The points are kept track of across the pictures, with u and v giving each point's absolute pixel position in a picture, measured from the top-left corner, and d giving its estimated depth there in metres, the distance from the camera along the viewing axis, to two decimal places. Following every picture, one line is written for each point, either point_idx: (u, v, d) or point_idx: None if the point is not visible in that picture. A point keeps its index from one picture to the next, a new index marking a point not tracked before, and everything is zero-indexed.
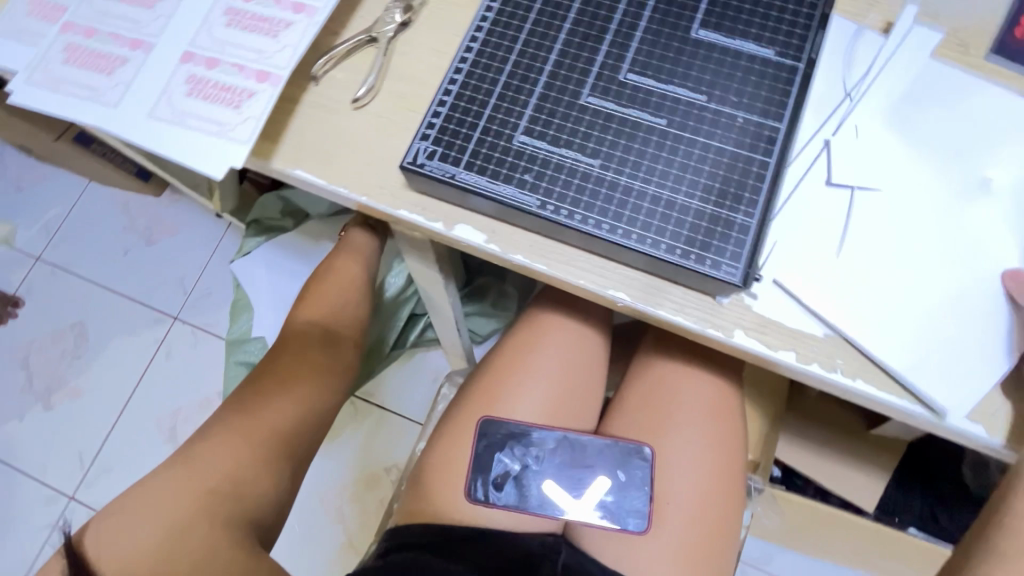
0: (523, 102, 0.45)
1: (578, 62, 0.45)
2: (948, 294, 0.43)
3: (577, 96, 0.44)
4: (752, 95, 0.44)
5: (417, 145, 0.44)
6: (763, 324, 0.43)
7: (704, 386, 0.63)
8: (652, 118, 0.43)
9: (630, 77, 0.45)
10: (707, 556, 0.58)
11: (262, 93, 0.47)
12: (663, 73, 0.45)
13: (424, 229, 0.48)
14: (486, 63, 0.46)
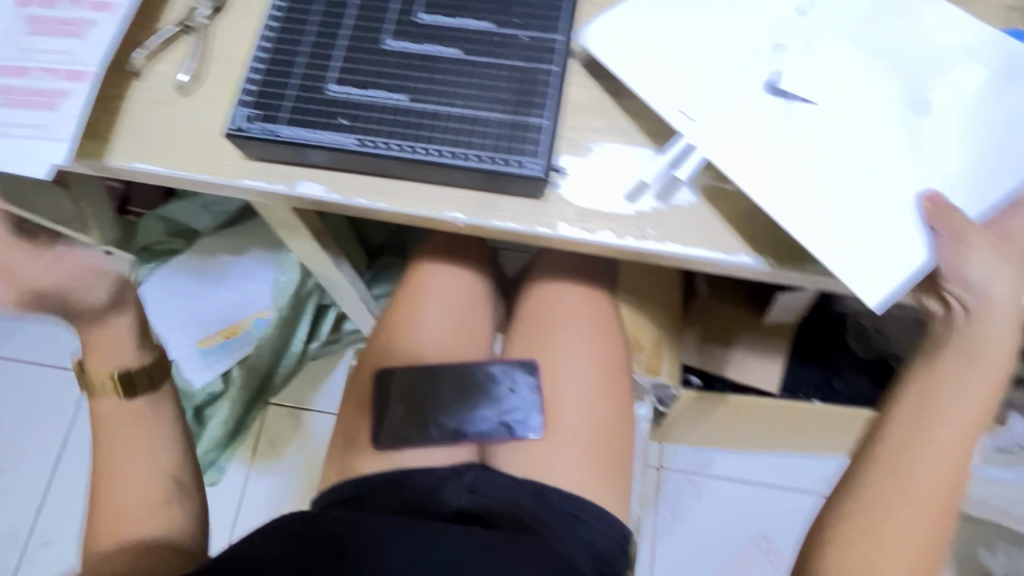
0: (330, 56, 0.48)
1: (375, 11, 0.49)
2: (772, 139, 0.45)
3: (379, 42, 0.49)
4: (532, 15, 0.49)
5: (237, 112, 0.47)
6: (583, 213, 0.49)
7: (579, 300, 0.69)
8: (449, 49, 0.48)
9: (424, 18, 0.49)
10: (606, 445, 0.64)
11: (75, 91, 0.48)
12: (452, 9, 0.49)
13: (268, 193, 0.51)
14: (290, 26, 0.49)
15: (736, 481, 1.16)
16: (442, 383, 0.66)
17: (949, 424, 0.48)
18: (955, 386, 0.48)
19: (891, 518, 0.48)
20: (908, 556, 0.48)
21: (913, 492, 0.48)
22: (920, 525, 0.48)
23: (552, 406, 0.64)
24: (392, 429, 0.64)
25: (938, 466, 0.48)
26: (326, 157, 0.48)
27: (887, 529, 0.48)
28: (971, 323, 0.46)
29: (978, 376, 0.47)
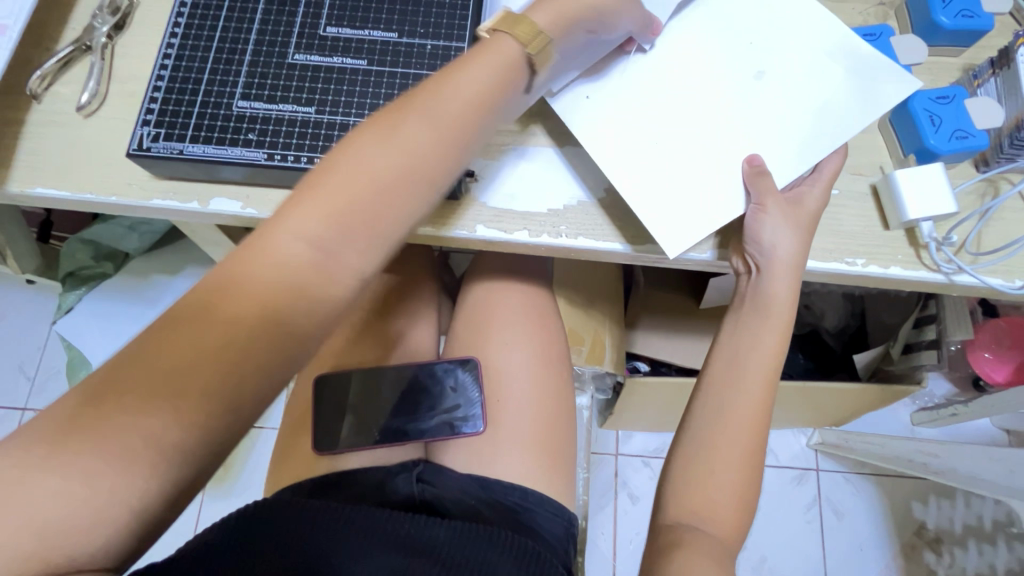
0: (235, 71, 0.48)
1: (279, 25, 0.49)
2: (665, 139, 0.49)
3: (284, 56, 0.49)
4: (436, 23, 0.50)
5: (140, 132, 0.47)
6: (498, 213, 0.50)
7: (515, 296, 0.71)
8: (355, 61, 0.49)
9: (329, 30, 0.50)
10: (545, 433, 0.66)
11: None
12: (357, 20, 0.50)
13: (182, 212, 0.50)
14: (192, 43, 0.49)
15: None
16: (385, 386, 0.66)
17: (744, 376, 0.48)
18: (756, 340, 0.49)
19: (697, 460, 0.47)
20: (729, 488, 0.46)
21: (721, 445, 0.47)
22: (733, 472, 0.47)
23: (492, 400, 0.66)
24: (334, 434, 0.64)
25: (719, 429, 0.48)
26: (236, 173, 0.48)
27: (711, 475, 0.47)
28: (762, 281, 0.48)
29: (778, 326, 0.49)
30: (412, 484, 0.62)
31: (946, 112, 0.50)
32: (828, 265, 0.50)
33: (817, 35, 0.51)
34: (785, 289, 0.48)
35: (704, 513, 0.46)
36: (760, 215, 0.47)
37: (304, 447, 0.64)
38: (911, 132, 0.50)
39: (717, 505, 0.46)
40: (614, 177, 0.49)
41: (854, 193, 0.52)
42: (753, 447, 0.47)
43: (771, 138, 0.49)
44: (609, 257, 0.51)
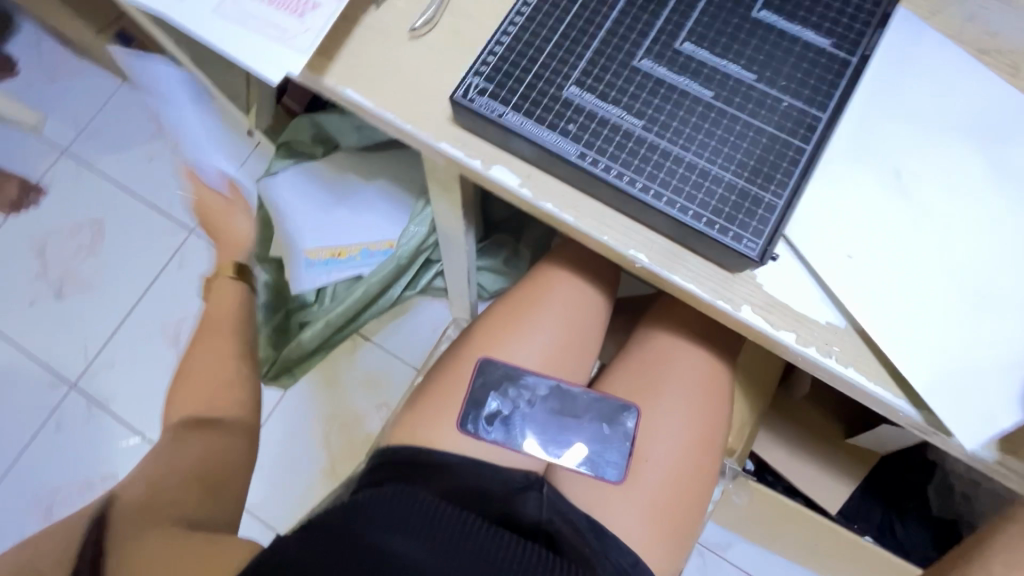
0: (579, 53, 0.46)
1: (638, 22, 0.46)
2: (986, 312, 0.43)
3: (632, 56, 0.46)
4: (801, 81, 0.45)
5: (469, 80, 0.46)
6: (772, 303, 0.45)
7: (698, 364, 0.66)
8: (702, 90, 0.45)
9: (686, 46, 0.46)
10: (675, 515, 0.61)
11: (325, 6, 0.48)
12: (718, 46, 0.46)
13: (462, 166, 0.49)
14: (548, 8, 0.47)
15: (747, 574, 1.12)
16: (540, 395, 0.63)
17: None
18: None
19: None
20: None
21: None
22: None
23: (637, 458, 0.62)
24: (477, 416, 0.62)
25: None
26: (534, 153, 0.46)
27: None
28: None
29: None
30: (539, 503, 0.61)
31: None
32: None
33: None
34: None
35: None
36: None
37: (444, 413, 0.64)
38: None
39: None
40: (918, 330, 0.43)
41: None
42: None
43: None
44: (871, 402, 0.44)
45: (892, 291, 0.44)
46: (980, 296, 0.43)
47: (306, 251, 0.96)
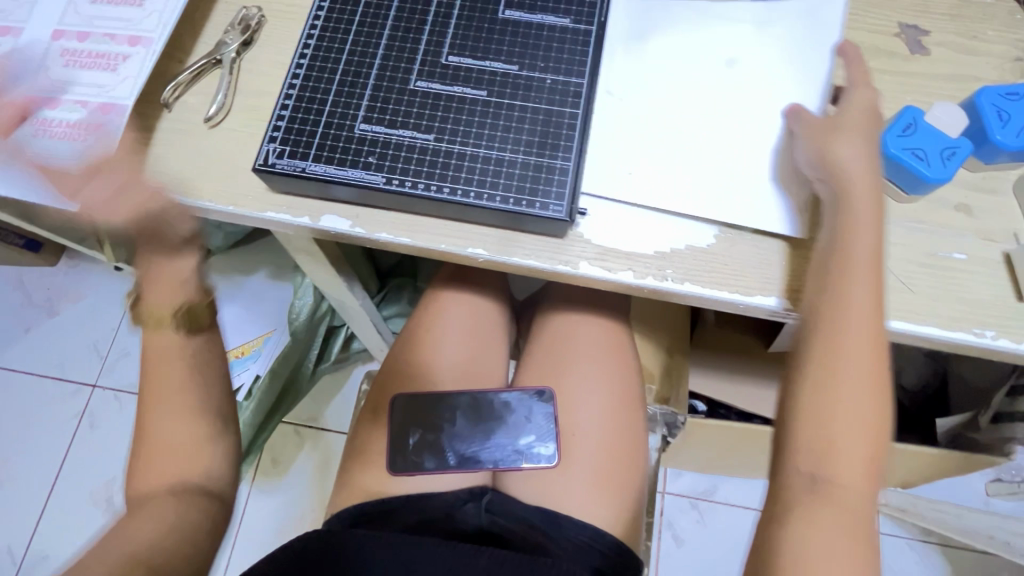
0: (359, 94, 0.49)
1: (404, 52, 0.51)
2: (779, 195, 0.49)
3: (407, 82, 0.50)
4: (557, 58, 0.50)
5: (267, 148, 0.48)
6: (603, 252, 0.49)
7: (594, 328, 0.69)
8: (477, 92, 0.49)
9: (451, 58, 0.50)
10: (620, 474, 0.63)
11: (110, 122, 0.51)
12: (479, 51, 0.51)
13: (294, 226, 0.51)
14: (320, 64, 0.50)
15: (740, 507, 1.16)
16: (459, 411, 0.67)
17: (856, 283, 0.43)
18: (845, 255, 0.44)
19: (822, 390, 0.42)
20: (860, 423, 0.42)
21: (837, 368, 0.42)
22: (860, 396, 0.42)
23: (566, 435, 0.65)
24: (407, 456, 0.64)
25: (836, 337, 0.43)
26: (350, 193, 0.49)
27: (830, 400, 0.42)
28: (839, 175, 0.45)
29: (870, 219, 0.44)
30: (482, 509, 0.63)
31: (922, 140, 0.48)
32: (956, 335, 0.47)
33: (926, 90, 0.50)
34: (858, 179, 0.45)
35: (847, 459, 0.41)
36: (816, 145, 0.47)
37: (376, 461, 0.65)
38: (908, 174, 0.48)
39: (856, 441, 0.42)
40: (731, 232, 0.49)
41: (984, 259, 0.49)
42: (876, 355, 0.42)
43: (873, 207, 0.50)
44: (716, 305, 0.49)
45: (701, 206, 0.49)
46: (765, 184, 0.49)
47: None
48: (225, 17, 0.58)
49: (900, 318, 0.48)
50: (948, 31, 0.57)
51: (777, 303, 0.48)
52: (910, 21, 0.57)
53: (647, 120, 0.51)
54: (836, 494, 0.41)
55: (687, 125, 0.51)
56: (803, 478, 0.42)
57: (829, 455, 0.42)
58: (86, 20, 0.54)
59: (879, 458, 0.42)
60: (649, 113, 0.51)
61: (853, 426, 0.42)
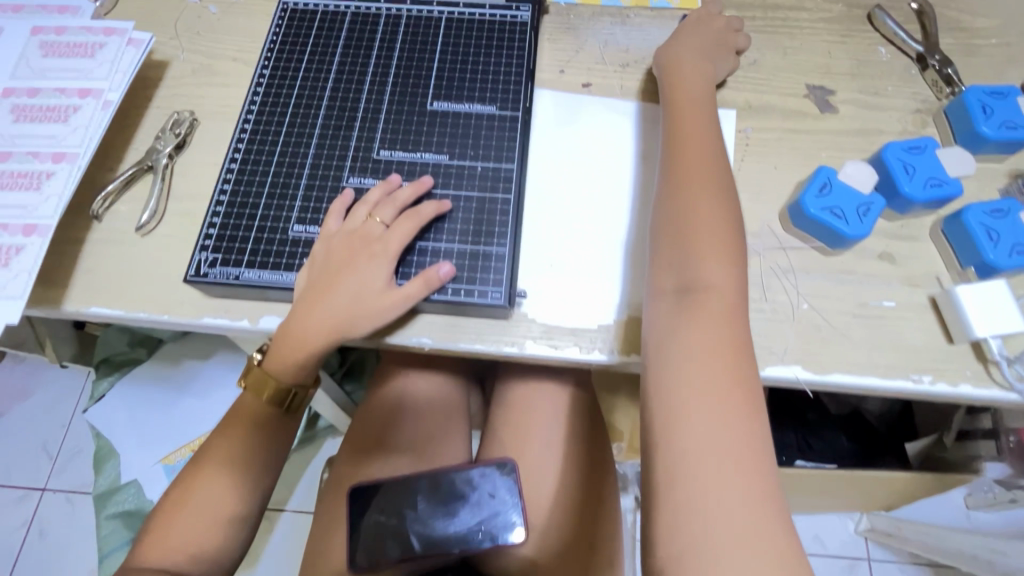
0: (292, 195, 0.50)
1: (335, 150, 0.51)
2: None
3: (339, 179, 0.50)
4: (486, 146, 0.52)
5: (198, 257, 0.48)
6: (548, 329, 0.50)
7: (555, 395, 0.69)
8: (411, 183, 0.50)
9: (382, 153, 0.51)
10: (588, 541, 0.64)
11: (29, 246, 0.48)
12: (409, 144, 0.52)
13: (232, 329, 0.50)
14: (251, 168, 0.51)
15: None
16: (420, 494, 0.62)
17: (714, 285, 0.43)
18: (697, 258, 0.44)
19: (680, 435, 0.39)
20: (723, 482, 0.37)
21: (713, 385, 0.40)
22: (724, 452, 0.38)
23: (534, 508, 0.64)
24: (370, 550, 0.61)
25: (705, 356, 0.41)
26: (289, 296, 0.48)
27: (690, 418, 0.39)
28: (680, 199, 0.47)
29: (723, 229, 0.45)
30: None
31: (838, 198, 0.51)
32: (894, 383, 0.48)
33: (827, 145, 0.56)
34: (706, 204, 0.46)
35: (715, 483, 0.37)
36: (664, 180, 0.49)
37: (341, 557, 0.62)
38: (827, 230, 0.51)
39: (727, 464, 0.37)
40: None
41: (913, 304, 0.51)
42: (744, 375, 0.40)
43: (802, 262, 0.52)
44: None
45: (639, 279, 0.51)
46: None
47: (162, 459, 0.88)
48: (156, 121, 0.58)
49: (841, 371, 0.49)
50: (852, 88, 0.61)
51: None
52: (817, 81, 0.61)
53: (578, 201, 0.54)
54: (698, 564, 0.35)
55: (616, 206, 0.54)
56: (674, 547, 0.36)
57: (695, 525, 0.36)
58: (8, 139, 0.52)
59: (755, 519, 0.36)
60: (579, 195, 0.54)
61: (717, 451, 0.38)
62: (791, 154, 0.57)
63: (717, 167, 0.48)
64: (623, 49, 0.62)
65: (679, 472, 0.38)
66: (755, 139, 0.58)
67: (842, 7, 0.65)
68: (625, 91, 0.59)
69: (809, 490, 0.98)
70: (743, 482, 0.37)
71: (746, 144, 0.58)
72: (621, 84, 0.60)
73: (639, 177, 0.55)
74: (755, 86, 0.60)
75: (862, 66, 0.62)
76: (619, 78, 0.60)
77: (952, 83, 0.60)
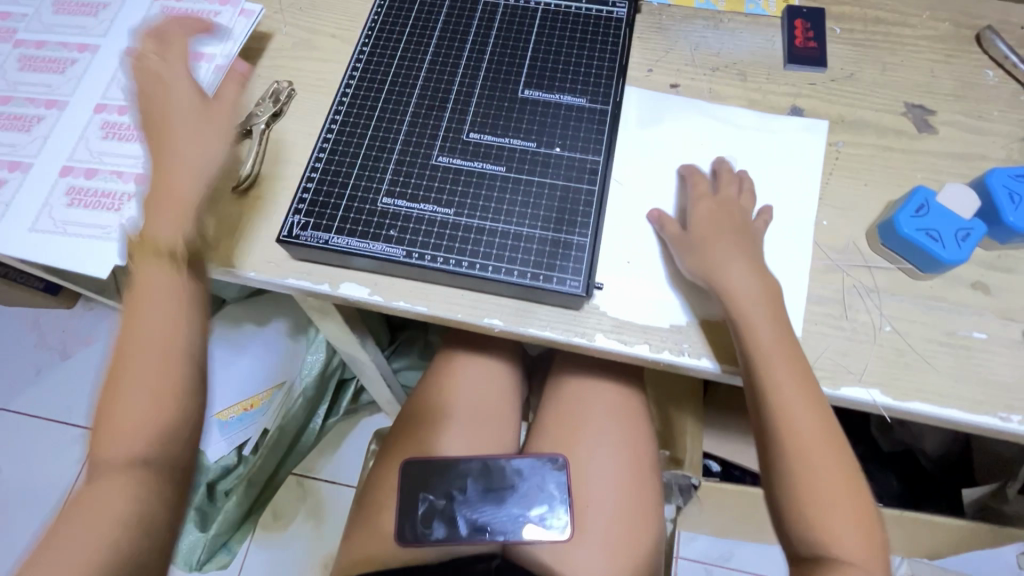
0: (383, 168, 0.51)
1: (426, 128, 0.53)
2: (784, 274, 0.51)
3: (429, 157, 0.52)
4: (574, 137, 0.52)
5: (291, 220, 0.50)
6: (619, 324, 0.50)
7: (607, 394, 0.69)
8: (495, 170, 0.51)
9: (472, 135, 0.53)
10: (633, 541, 0.62)
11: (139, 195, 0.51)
12: (499, 129, 0.53)
13: (314, 292, 0.52)
14: (346, 139, 0.53)
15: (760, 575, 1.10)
16: (469, 478, 0.64)
17: (792, 401, 0.45)
18: (768, 360, 0.45)
19: (790, 436, 0.45)
20: (825, 470, 0.45)
21: (828, 518, 0.44)
22: (821, 446, 0.45)
23: (580, 506, 0.63)
24: (416, 525, 0.63)
25: (810, 487, 0.44)
26: (371, 264, 0.50)
27: (794, 429, 0.45)
28: (715, 278, 0.48)
29: (768, 316, 0.46)
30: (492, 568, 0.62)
31: (936, 221, 0.49)
32: (979, 419, 0.46)
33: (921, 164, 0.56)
34: (743, 286, 0.47)
35: (821, 483, 0.44)
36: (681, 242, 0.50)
37: (383, 523, 0.64)
38: (921, 253, 0.49)
39: (825, 461, 0.45)
40: None
41: (1005, 339, 0.49)
42: (847, 487, 0.45)
43: (886, 283, 0.51)
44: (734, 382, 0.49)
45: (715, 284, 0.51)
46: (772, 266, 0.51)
47: (216, 413, 0.89)
48: (257, 89, 0.61)
49: (922, 400, 0.47)
50: (953, 110, 0.58)
51: None
52: (916, 100, 0.59)
53: (659, 200, 0.54)
54: (837, 543, 0.43)
55: None
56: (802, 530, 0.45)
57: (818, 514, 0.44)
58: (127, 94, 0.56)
59: (854, 492, 0.45)
60: (661, 195, 0.54)
61: (820, 460, 0.45)
62: (883, 172, 0.55)
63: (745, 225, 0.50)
64: (714, 53, 0.61)
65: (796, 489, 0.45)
66: (846, 154, 0.56)
67: (949, 25, 0.62)
68: (711, 95, 0.59)
69: None
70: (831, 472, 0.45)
71: (837, 158, 0.56)
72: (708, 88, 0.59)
73: None
74: (849, 101, 0.59)
75: (966, 89, 0.59)
76: (707, 81, 0.60)
77: None
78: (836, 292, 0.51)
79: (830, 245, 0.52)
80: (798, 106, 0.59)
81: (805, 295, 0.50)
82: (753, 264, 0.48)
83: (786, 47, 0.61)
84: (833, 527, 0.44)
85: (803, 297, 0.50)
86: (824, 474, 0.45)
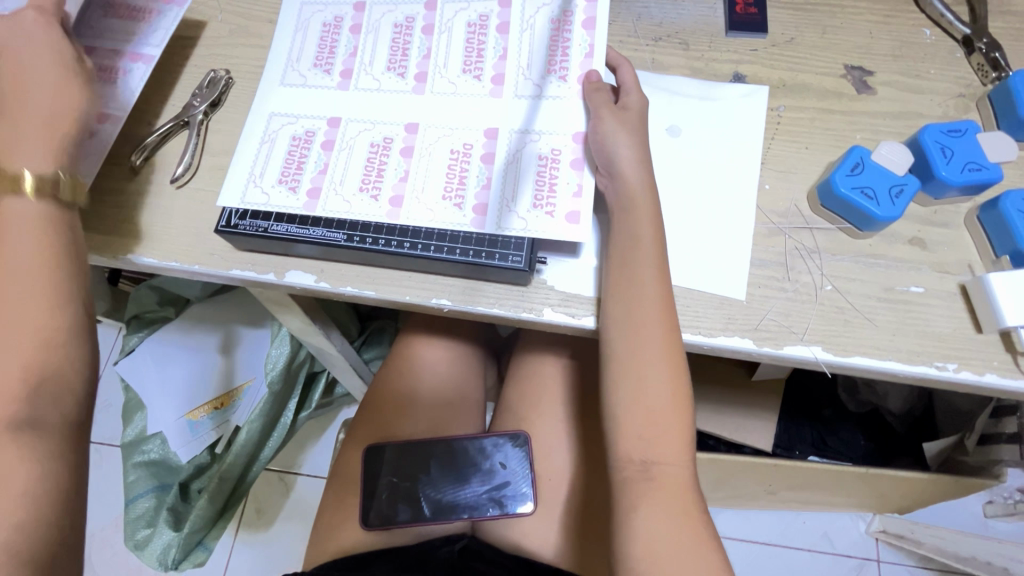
0: (334, 151, 0.53)
1: (378, 107, 0.54)
2: (726, 237, 0.52)
3: (379, 135, 0.53)
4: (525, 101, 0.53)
5: (231, 210, 0.51)
6: (566, 297, 0.50)
7: (571, 370, 0.68)
8: (448, 146, 0.52)
9: (420, 108, 0.54)
10: (600, 513, 0.62)
11: None
12: (448, 97, 0.54)
13: (259, 282, 0.52)
14: (301, 126, 0.54)
15: (743, 542, 1.10)
16: (433, 460, 0.66)
17: (645, 315, 0.46)
18: (634, 267, 0.47)
19: (640, 369, 0.46)
20: (666, 399, 0.45)
21: (651, 429, 0.45)
22: (662, 375, 0.46)
23: (542, 479, 0.65)
24: (382, 508, 0.64)
25: (644, 408, 0.46)
26: (315, 250, 0.51)
27: (644, 362, 0.46)
28: (617, 186, 0.49)
29: (650, 228, 0.48)
30: (456, 549, 0.62)
31: (869, 179, 0.50)
32: (918, 368, 0.47)
33: (858, 128, 0.56)
34: (636, 178, 0.48)
35: (658, 417, 0.45)
36: (596, 134, 0.50)
37: (351, 509, 0.64)
38: (857, 211, 0.50)
39: (668, 396, 0.45)
40: (686, 279, 0.51)
41: (941, 292, 0.50)
42: (677, 406, 0.46)
43: (828, 243, 0.52)
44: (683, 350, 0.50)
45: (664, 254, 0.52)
46: (716, 233, 0.52)
47: (185, 414, 0.90)
48: (193, 81, 0.59)
49: (862, 354, 0.48)
50: (891, 71, 0.59)
51: (746, 344, 0.49)
52: (855, 62, 0.59)
53: None
54: (662, 476, 0.44)
55: None
56: (637, 468, 0.45)
57: (651, 442, 0.45)
58: None
59: (689, 430, 0.46)
60: None
61: (659, 396, 0.45)
62: (823, 134, 0.56)
63: (639, 146, 0.50)
64: (656, 23, 0.61)
65: (641, 423, 0.46)
66: (787, 118, 0.57)
67: None
68: (653, 66, 0.59)
69: (824, 488, 0.95)
70: (673, 408, 0.46)
71: (778, 122, 0.56)
72: (649, 60, 0.59)
73: (663, 155, 0.55)
74: (790, 65, 0.59)
75: (904, 49, 0.60)
76: (648, 54, 0.59)
77: (998, 68, 0.57)
78: (779, 255, 0.51)
79: (773, 210, 0.53)
80: (739, 72, 0.59)
81: (747, 257, 0.51)
82: (647, 181, 0.49)
83: (727, 14, 0.61)
84: (669, 468, 0.45)
85: (745, 261, 0.51)
86: (662, 406, 0.45)
